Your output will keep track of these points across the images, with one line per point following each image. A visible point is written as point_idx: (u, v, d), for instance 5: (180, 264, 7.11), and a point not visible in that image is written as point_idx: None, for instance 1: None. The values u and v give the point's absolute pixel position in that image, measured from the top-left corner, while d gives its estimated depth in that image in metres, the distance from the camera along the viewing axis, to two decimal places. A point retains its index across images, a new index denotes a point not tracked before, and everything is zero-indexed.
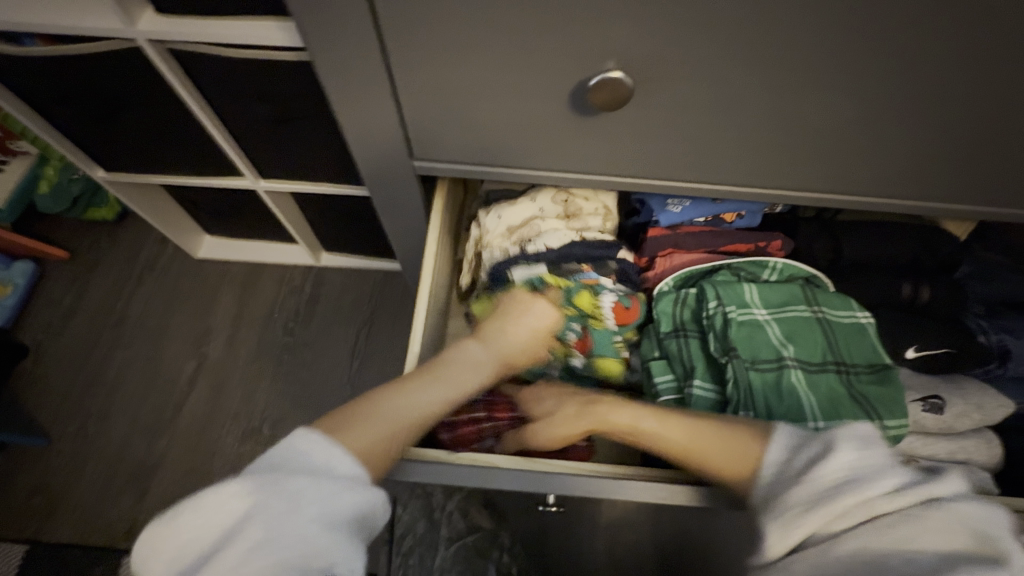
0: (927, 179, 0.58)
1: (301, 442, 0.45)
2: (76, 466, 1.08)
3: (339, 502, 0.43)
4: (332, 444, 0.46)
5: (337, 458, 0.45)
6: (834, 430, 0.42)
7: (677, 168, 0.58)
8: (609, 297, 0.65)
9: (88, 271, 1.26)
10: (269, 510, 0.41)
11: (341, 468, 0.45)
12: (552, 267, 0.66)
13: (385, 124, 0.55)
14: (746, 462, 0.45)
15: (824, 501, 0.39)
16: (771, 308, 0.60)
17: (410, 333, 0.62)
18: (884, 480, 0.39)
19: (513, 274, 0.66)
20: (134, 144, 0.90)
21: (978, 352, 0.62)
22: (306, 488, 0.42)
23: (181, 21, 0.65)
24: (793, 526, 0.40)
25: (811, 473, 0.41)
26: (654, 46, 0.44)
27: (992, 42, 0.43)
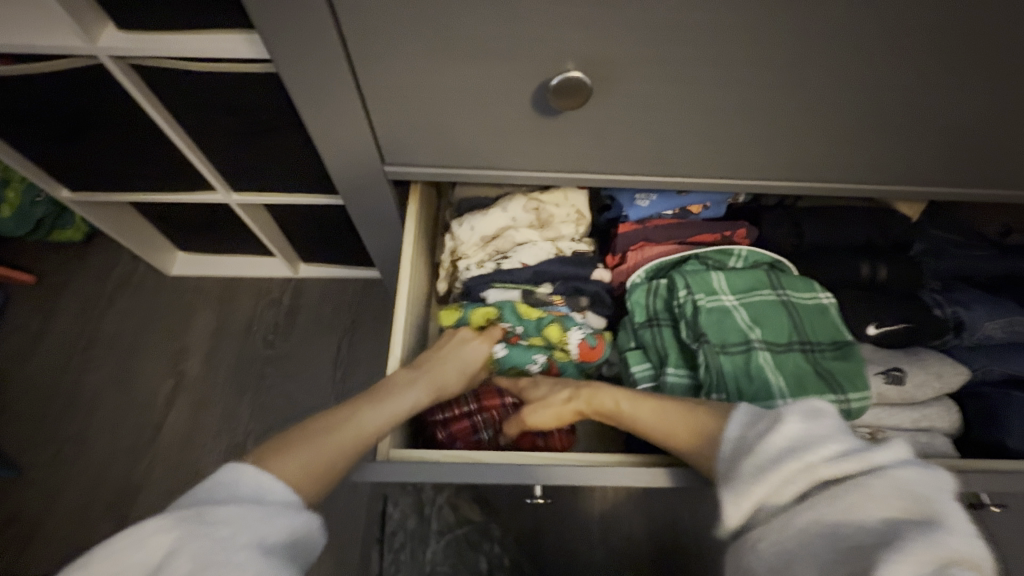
0: (876, 163, 0.62)
1: (229, 476, 0.44)
2: (51, 495, 1.05)
3: (278, 525, 0.42)
4: (262, 471, 0.45)
5: (272, 487, 0.44)
6: (785, 405, 0.45)
7: (641, 163, 0.60)
8: (576, 334, 0.65)
9: (56, 295, 1.23)
10: (200, 538, 0.39)
11: (274, 493, 0.44)
12: (526, 297, 0.67)
13: (353, 132, 0.56)
14: (700, 434, 0.49)
15: (768, 471, 0.41)
16: (735, 290, 0.63)
17: (390, 337, 0.62)
18: (825, 447, 0.41)
19: (488, 295, 0.67)
20: (99, 163, 0.89)
21: (933, 325, 0.65)
22: (241, 514, 0.41)
23: (142, 37, 0.64)
24: (744, 497, 0.42)
25: (758, 445, 0.43)
26: (609, 45, 0.46)
27: (922, 29, 0.46)
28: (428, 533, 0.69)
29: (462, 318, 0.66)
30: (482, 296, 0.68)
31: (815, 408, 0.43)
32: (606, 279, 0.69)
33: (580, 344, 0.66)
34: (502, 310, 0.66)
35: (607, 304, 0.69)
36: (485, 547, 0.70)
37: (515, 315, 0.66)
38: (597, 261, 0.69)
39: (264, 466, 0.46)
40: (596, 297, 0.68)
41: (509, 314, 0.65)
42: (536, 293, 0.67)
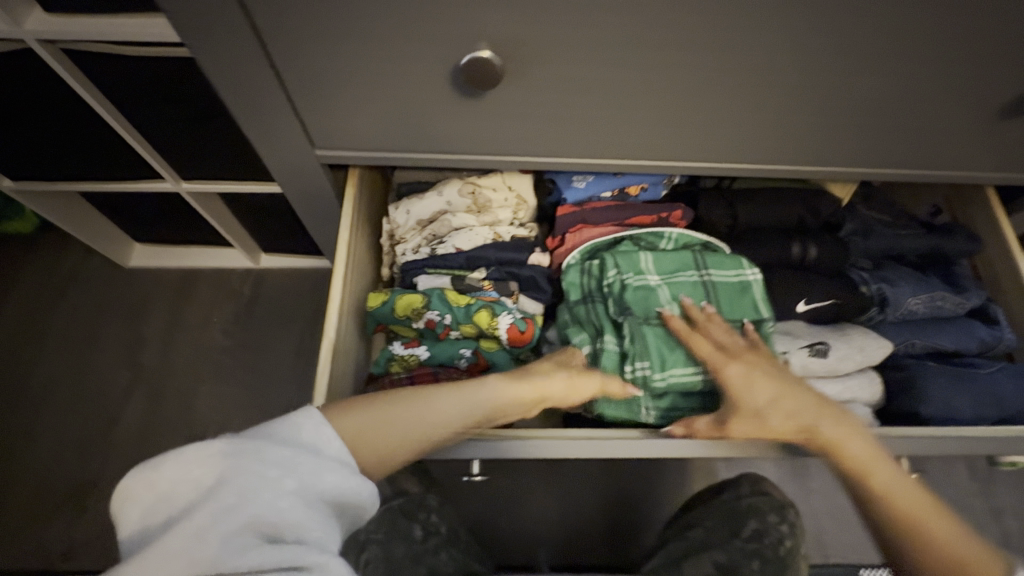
0: (801, 144, 0.63)
1: (309, 424, 0.44)
2: (4, 490, 1.04)
3: (320, 480, 0.41)
4: (324, 424, 0.44)
5: (332, 443, 0.44)
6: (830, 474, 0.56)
7: (572, 145, 0.61)
8: (504, 319, 0.65)
9: (8, 288, 1.21)
10: (250, 473, 0.39)
11: (331, 449, 0.43)
12: (456, 283, 0.68)
13: (280, 118, 0.55)
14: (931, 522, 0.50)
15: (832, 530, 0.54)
16: (660, 268, 0.65)
17: (326, 319, 0.63)
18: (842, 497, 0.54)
19: (419, 281, 0.69)
20: (40, 152, 0.87)
21: (858, 301, 0.67)
22: (295, 462, 0.41)
23: (69, 19, 0.63)
24: None
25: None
26: (523, 27, 0.47)
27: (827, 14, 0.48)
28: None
29: (390, 304, 0.67)
30: (414, 281, 0.70)
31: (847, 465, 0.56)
32: (544, 263, 0.70)
33: (510, 329, 0.65)
34: (429, 297, 0.66)
35: (544, 290, 0.69)
36: (422, 517, 0.72)
37: (444, 302, 0.66)
38: (536, 246, 0.71)
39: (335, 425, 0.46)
40: (531, 281, 0.69)
41: (436, 302, 0.66)
42: (466, 278, 0.68)
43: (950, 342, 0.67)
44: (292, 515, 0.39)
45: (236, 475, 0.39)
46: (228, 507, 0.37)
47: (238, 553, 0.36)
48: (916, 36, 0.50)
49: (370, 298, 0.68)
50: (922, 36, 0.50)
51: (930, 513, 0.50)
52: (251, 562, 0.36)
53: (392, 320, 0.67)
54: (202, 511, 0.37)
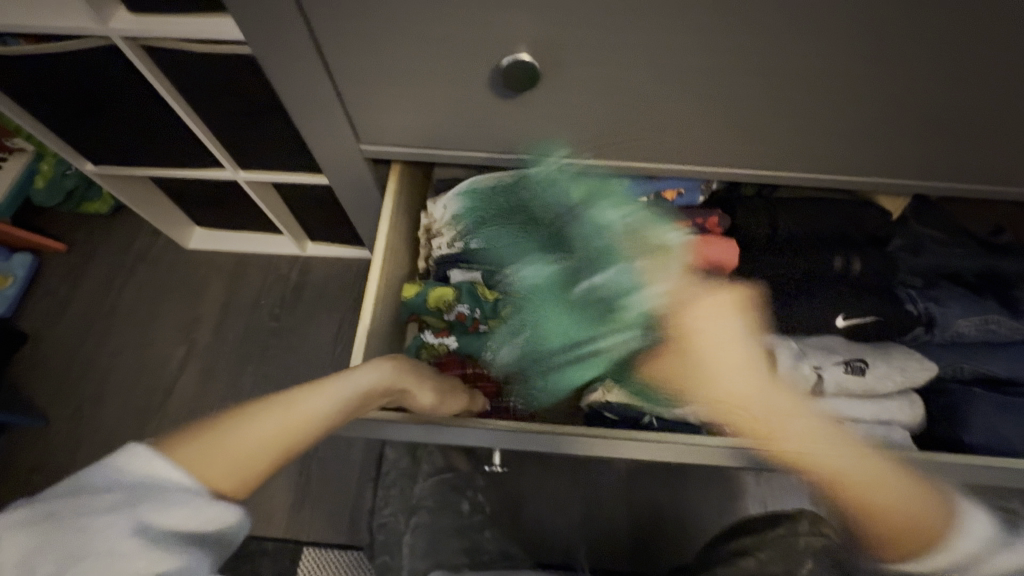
0: (848, 154, 0.62)
1: (120, 459, 0.46)
2: (73, 446, 1.15)
3: (170, 515, 0.44)
4: (159, 456, 0.46)
5: (166, 474, 0.45)
6: None
7: (608, 145, 0.62)
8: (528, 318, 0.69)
9: (84, 263, 1.32)
10: (77, 533, 0.42)
11: (171, 479, 0.45)
12: (484, 279, 0.72)
13: (330, 113, 0.59)
14: (917, 520, 0.53)
15: None
16: None
17: (362, 307, 0.66)
18: None
19: (452, 275, 0.73)
20: (119, 139, 0.95)
21: (902, 321, 0.65)
22: (119, 509, 0.44)
23: (148, 18, 0.69)
24: None
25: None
26: (563, 32, 0.48)
27: (876, 22, 0.46)
28: (417, 473, 0.77)
29: (423, 294, 0.73)
30: (446, 274, 0.74)
31: None
32: None
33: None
34: (460, 290, 0.72)
35: None
36: (469, 493, 0.77)
37: (472, 296, 0.72)
38: None
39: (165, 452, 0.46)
40: None
41: (465, 295, 0.71)
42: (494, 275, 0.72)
43: (1002, 368, 0.64)
44: (147, 558, 0.43)
45: (54, 534, 0.42)
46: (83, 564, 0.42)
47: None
48: (974, 46, 0.48)
49: (405, 289, 0.74)
50: (981, 47, 0.48)
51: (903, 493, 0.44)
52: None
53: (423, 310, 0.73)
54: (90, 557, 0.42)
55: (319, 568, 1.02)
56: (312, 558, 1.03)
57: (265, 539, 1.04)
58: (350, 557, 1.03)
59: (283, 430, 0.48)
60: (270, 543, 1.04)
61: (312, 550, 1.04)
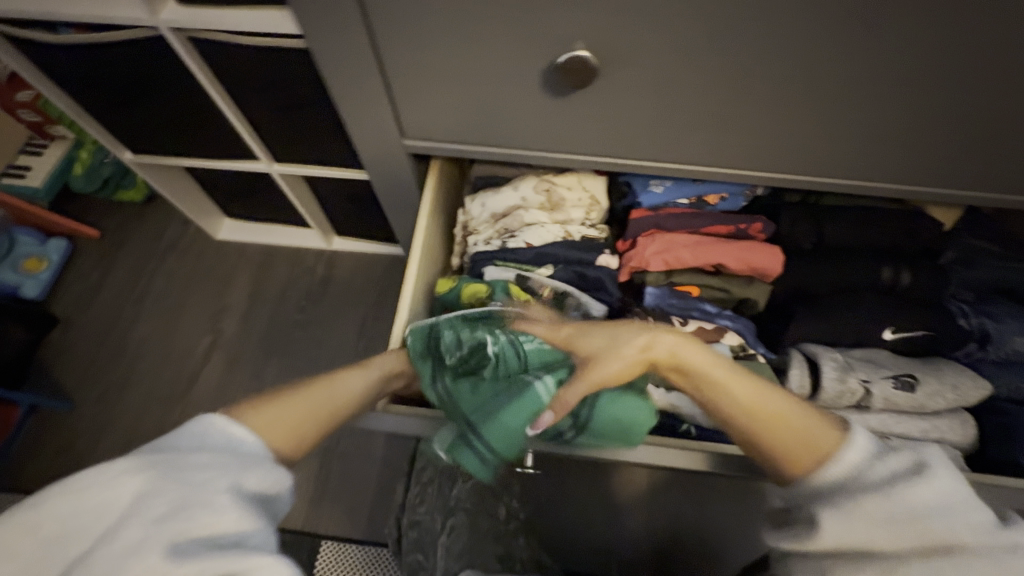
0: (905, 163, 0.60)
1: (200, 424, 0.46)
2: (99, 429, 1.17)
3: (252, 476, 0.44)
4: (230, 423, 0.47)
5: (243, 438, 0.47)
6: (921, 451, 0.47)
7: (654, 147, 0.61)
8: None
9: (116, 250, 1.34)
10: (177, 482, 0.42)
11: (243, 444, 0.47)
12: (520, 281, 0.68)
13: (376, 105, 0.58)
14: (813, 447, 0.48)
15: (900, 520, 0.44)
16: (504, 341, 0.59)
17: (397, 304, 0.66)
18: (964, 514, 0.44)
19: (486, 272, 0.70)
20: (158, 129, 0.97)
21: (956, 336, 0.63)
22: (216, 462, 0.44)
23: (197, 9, 0.70)
24: (847, 523, 0.45)
25: (891, 490, 0.45)
26: (621, 29, 0.47)
27: (950, 26, 0.45)
28: (455, 473, 0.77)
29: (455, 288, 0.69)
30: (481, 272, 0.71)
31: (927, 461, 0.46)
32: (611, 265, 0.70)
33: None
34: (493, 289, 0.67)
35: (608, 292, 0.69)
36: (506, 498, 0.77)
37: (507, 297, 0.67)
38: (605, 248, 0.70)
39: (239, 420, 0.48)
40: (596, 282, 0.69)
41: (499, 294, 0.67)
42: (531, 276, 0.68)
43: None
44: (236, 514, 0.41)
45: (160, 482, 0.42)
46: (183, 514, 0.40)
47: (141, 543, 0.39)
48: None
49: (438, 285, 0.71)
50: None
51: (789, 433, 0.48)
52: (155, 551, 0.39)
53: (454, 306, 0.69)
54: (137, 524, 0.40)
55: (336, 563, 1.02)
56: (330, 551, 1.03)
57: (284, 530, 1.05)
58: (368, 553, 1.03)
59: (317, 408, 0.52)
60: (289, 535, 1.04)
61: (330, 544, 1.03)
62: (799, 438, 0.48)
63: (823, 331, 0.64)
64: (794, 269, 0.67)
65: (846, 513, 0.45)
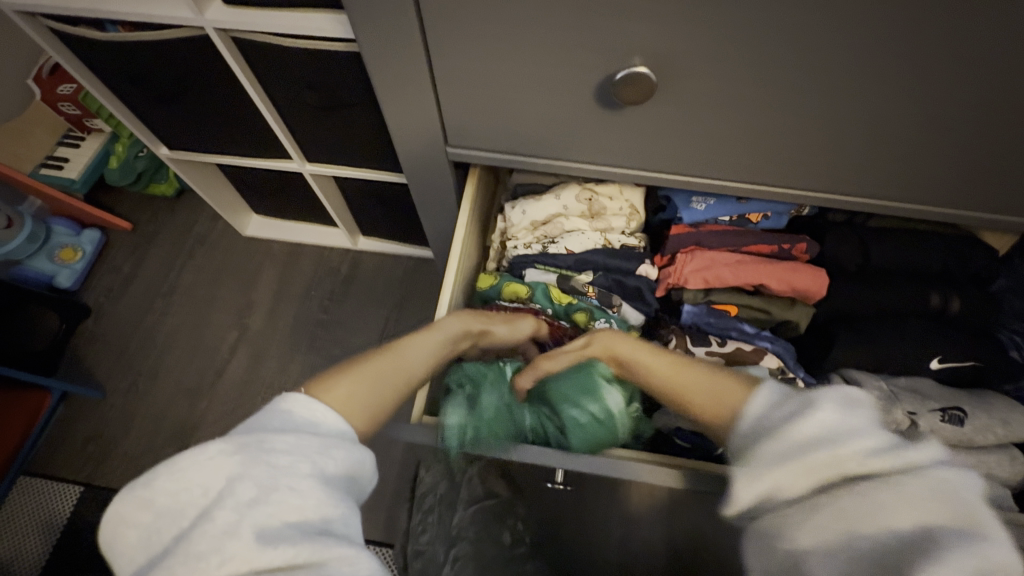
0: (961, 189, 0.58)
1: (288, 403, 0.46)
2: (127, 419, 1.18)
3: (336, 454, 0.44)
4: (315, 403, 0.47)
5: (326, 417, 0.47)
6: (819, 392, 0.43)
7: (701, 164, 0.60)
8: (600, 327, 0.68)
9: (147, 242, 1.36)
10: (264, 465, 0.40)
11: (328, 423, 0.46)
12: (560, 282, 0.71)
13: (423, 112, 0.58)
14: (723, 404, 0.48)
15: (792, 457, 0.39)
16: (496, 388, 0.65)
17: (440, 293, 0.69)
18: (859, 441, 0.39)
19: (527, 274, 0.72)
20: (196, 126, 0.98)
21: (1006, 368, 0.62)
22: (299, 444, 0.43)
23: (244, 11, 0.70)
24: (758, 476, 0.40)
25: (783, 429, 0.41)
26: (679, 46, 0.46)
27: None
28: (455, 501, 0.70)
29: (498, 285, 0.72)
30: (522, 273, 0.73)
31: (853, 399, 0.41)
32: (651, 276, 0.70)
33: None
34: (535, 289, 0.70)
35: (649, 301, 0.70)
36: (510, 522, 0.69)
37: (547, 297, 0.70)
38: (644, 257, 0.71)
39: (316, 399, 0.48)
40: (635, 291, 0.70)
41: (540, 295, 0.70)
42: (572, 279, 0.70)
43: None
44: (321, 497, 0.41)
45: (247, 466, 0.40)
46: (271, 497, 0.39)
47: (231, 528, 0.37)
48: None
49: (481, 280, 0.74)
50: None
51: (706, 395, 0.49)
52: (243, 535, 0.37)
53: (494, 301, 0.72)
54: (223, 510, 0.38)
55: None
56: None
57: None
58: (385, 555, 1.03)
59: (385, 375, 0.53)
60: None
61: None
62: (715, 399, 0.48)
63: (867, 356, 0.62)
64: (837, 291, 0.65)
65: (755, 469, 0.41)
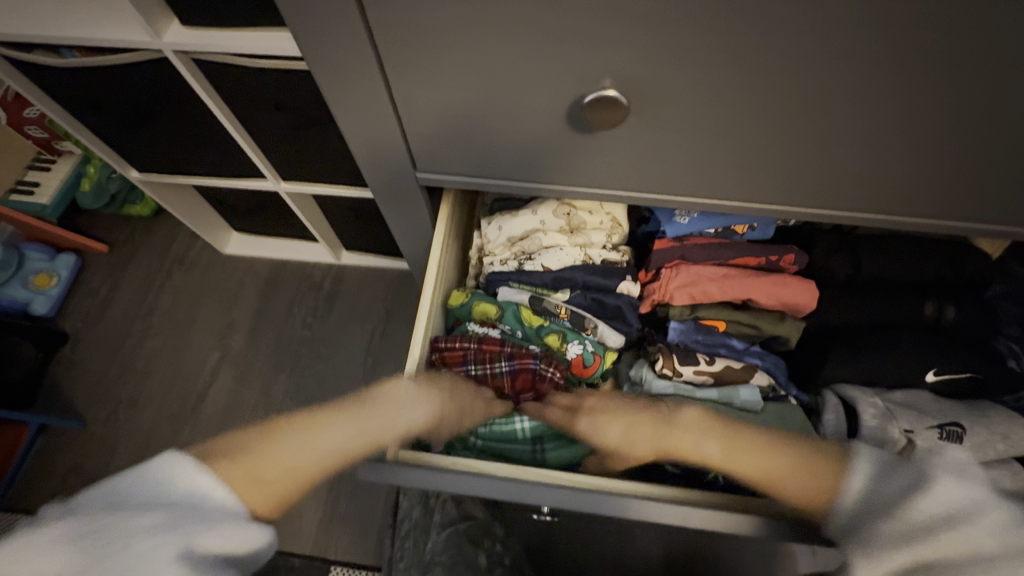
0: (952, 201, 0.55)
1: (162, 469, 0.48)
2: (109, 448, 1.16)
3: (210, 536, 0.45)
4: (199, 471, 0.48)
5: (210, 491, 0.48)
6: (930, 463, 0.47)
7: (681, 184, 0.57)
8: (574, 348, 0.67)
9: (123, 264, 1.33)
10: (122, 545, 0.42)
11: (210, 498, 0.48)
12: (533, 303, 0.68)
13: (389, 138, 0.56)
14: (822, 486, 0.49)
15: (919, 536, 0.44)
16: (494, 436, 0.64)
17: (415, 321, 0.66)
18: (982, 516, 0.43)
19: (500, 292, 0.69)
20: (164, 148, 0.95)
21: (1003, 378, 0.60)
22: (167, 520, 0.44)
23: (203, 33, 0.67)
24: (880, 559, 0.44)
25: (905, 507, 0.45)
26: (648, 69, 0.44)
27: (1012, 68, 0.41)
28: (429, 524, 0.81)
29: (467, 306, 0.70)
30: (496, 291, 0.71)
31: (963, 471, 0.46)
32: (632, 293, 0.67)
33: (577, 360, 0.67)
34: (506, 310, 0.68)
35: (629, 320, 0.67)
36: (486, 545, 0.78)
37: (517, 319, 0.68)
38: (627, 273, 0.68)
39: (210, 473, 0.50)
40: (615, 310, 0.67)
41: (510, 317, 0.68)
42: (546, 299, 0.68)
43: None
44: None
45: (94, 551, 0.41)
46: None
47: None
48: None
49: (452, 297, 0.71)
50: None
51: (784, 468, 0.52)
52: None
53: (464, 321, 0.71)
54: None
55: None
56: None
57: (293, 556, 1.03)
58: None
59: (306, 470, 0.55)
60: (298, 560, 1.02)
61: (339, 569, 1.01)
62: (798, 464, 0.52)
63: (860, 373, 0.61)
64: (826, 306, 0.64)
65: (877, 549, 0.44)
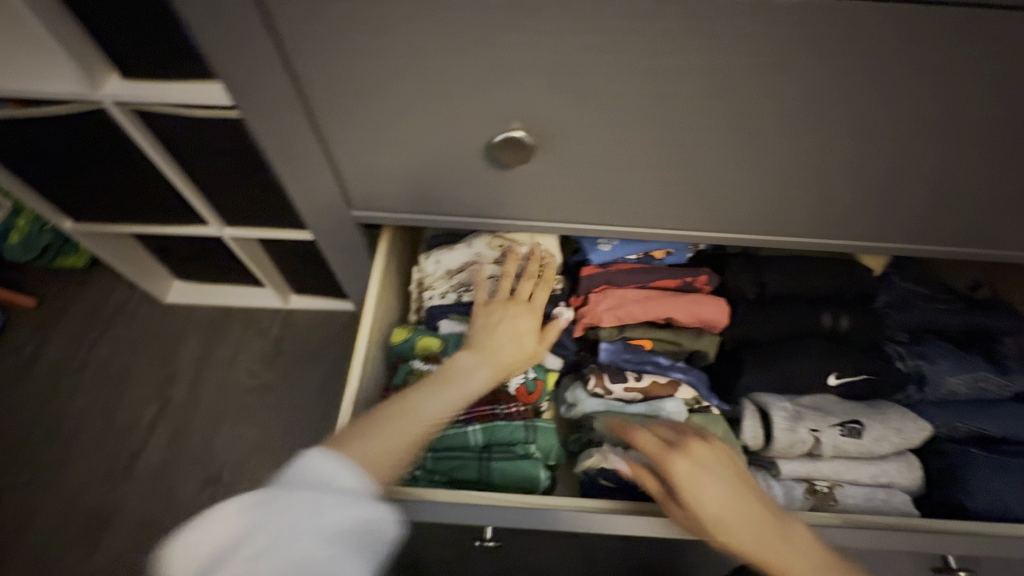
0: (830, 223, 0.63)
1: (321, 464, 0.44)
2: (27, 517, 1.07)
3: (342, 515, 0.41)
4: (336, 459, 0.45)
5: (339, 476, 0.43)
6: None
7: (597, 214, 0.63)
8: (515, 377, 0.68)
9: (54, 318, 1.27)
10: (277, 525, 0.39)
11: (345, 480, 0.43)
12: None
13: (321, 180, 0.59)
14: None
15: None
16: (443, 448, 0.66)
17: (353, 356, 0.66)
18: None
19: (441, 325, 0.71)
20: (102, 198, 0.94)
21: (894, 378, 0.67)
22: (316, 501, 0.41)
23: (142, 84, 0.70)
24: None
25: None
26: (548, 115, 0.50)
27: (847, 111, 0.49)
28: None
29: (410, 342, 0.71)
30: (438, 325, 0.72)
31: None
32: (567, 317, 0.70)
33: (520, 389, 0.68)
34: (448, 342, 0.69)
35: (565, 344, 0.72)
36: None
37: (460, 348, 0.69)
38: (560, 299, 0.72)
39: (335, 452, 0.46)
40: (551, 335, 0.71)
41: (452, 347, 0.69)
42: None
43: (994, 427, 0.65)
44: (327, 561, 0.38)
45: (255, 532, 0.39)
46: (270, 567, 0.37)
47: None
48: (958, 124, 0.50)
49: (394, 334, 0.73)
50: (967, 123, 0.49)
51: None
52: None
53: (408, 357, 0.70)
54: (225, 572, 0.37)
55: None
56: None
57: None
58: None
59: (408, 438, 0.51)
60: None
61: None
62: None
63: (772, 382, 0.66)
64: (741, 322, 0.69)
65: None
